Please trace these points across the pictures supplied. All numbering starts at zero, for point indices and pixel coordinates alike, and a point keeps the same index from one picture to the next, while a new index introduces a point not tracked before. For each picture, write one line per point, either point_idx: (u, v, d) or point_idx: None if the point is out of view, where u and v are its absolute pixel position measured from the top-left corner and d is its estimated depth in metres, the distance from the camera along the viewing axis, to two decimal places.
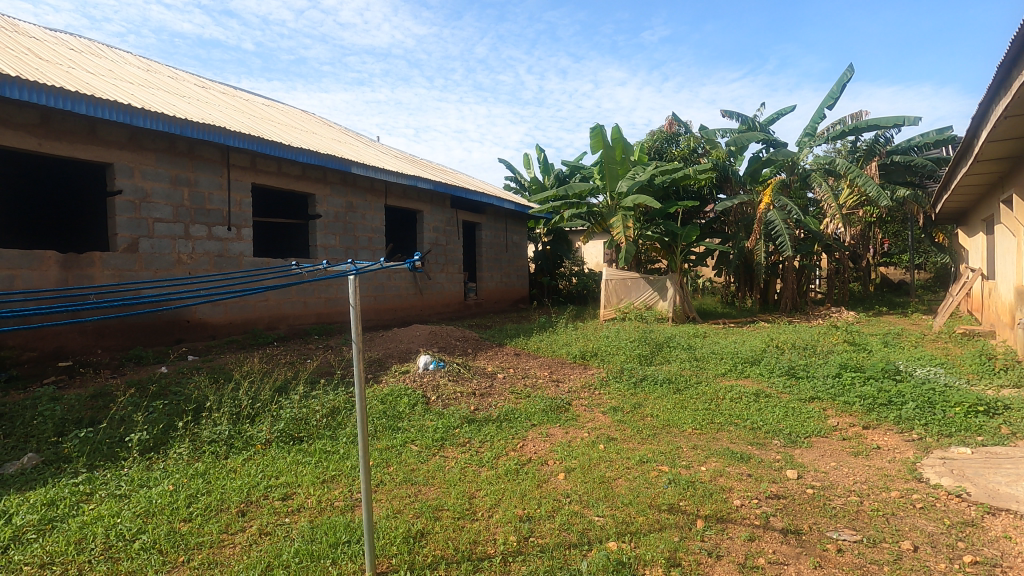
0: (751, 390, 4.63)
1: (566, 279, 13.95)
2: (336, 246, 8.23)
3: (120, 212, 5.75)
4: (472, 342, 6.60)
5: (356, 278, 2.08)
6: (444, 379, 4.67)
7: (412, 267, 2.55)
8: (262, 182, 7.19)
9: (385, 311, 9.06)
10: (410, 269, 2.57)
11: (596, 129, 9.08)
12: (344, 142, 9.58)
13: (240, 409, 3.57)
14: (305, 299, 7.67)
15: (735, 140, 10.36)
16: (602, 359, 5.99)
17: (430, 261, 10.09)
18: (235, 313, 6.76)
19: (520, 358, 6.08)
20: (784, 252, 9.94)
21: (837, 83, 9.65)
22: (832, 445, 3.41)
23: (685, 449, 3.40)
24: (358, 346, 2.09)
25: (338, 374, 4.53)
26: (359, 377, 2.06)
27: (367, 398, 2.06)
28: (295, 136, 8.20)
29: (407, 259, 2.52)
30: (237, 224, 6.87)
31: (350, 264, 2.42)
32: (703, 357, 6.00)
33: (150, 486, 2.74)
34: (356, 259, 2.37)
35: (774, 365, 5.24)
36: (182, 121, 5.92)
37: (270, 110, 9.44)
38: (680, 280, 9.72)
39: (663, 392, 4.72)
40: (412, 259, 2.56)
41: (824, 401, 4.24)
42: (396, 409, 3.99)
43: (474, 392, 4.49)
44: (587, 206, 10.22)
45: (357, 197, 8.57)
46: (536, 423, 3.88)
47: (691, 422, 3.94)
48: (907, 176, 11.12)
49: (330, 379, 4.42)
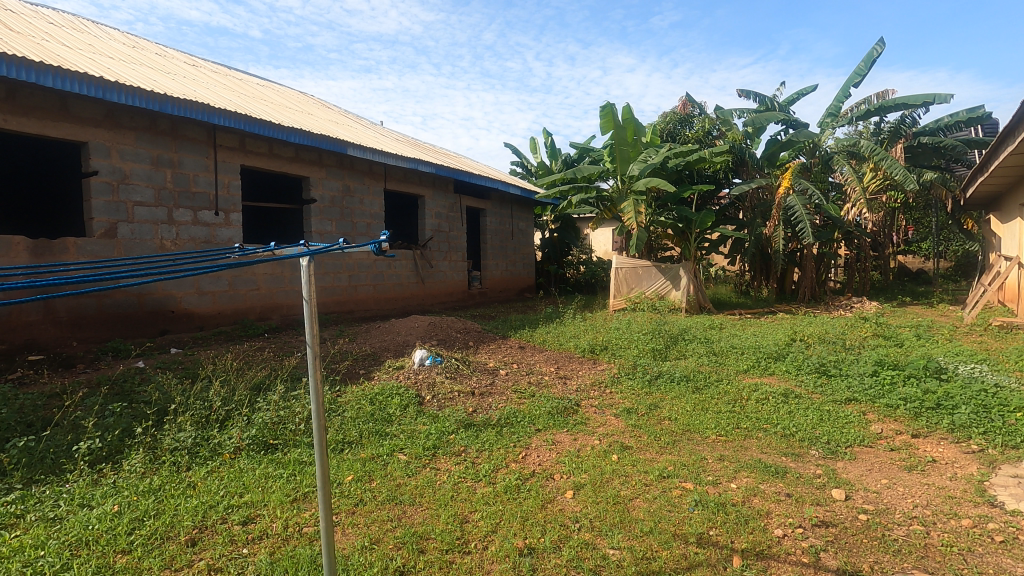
0: (779, 389, 4.19)
1: (574, 267, 13.50)
2: (332, 233, 7.83)
3: (95, 195, 5.35)
4: (474, 335, 6.21)
5: (310, 263, 1.62)
6: (441, 377, 4.28)
7: (380, 248, 2.14)
8: (252, 164, 6.78)
9: (385, 301, 8.70)
10: (376, 253, 2.11)
11: (607, 108, 8.57)
12: (342, 123, 9.14)
13: (209, 412, 3.19)
14: (300, 288, 7.32)
15: (752, 121, 9.82)
16: (613, 353, 5.57)
17: (432, 248, 9.68)
18: (224, 303, 6.42)
19: (525, 352, 5.68)
20: (806, 240, 9.41)
21: (865, 58, 9.10)
22: (879, 458, 2.98)
23: (711, 461, 2.98)
24: (313, 355, 1.61)
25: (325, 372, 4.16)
26: (315, 390, 1.61)
27: (324, 417, 1.63)
28: (288, 116, 7.77)
29: (372, 241, 2.07)
30: (225, 209, 6.47)
31: (303, 246, 1.95)
32: (723, 351, 5.56)
33: (93, 506, 2.37)
34: (307, 241, 1.90)
35: (802, 361, 4.80)
36: (160, 97, 5.50)
37: (264, 90, 9.02)
38: (694, 269, 9.25)
39: (682, 391, 4.30)
40: (379, 239, 2.12)
41: (863, 403, 3.80)
42: (385, 411, 3.60)
43: (474, 391, 4.10)
44: (596, 190, 9.75)
45: (355, 180, 8.15)
46: (540, 427, 3.47)
47: (715, 427, 3.53)
48: (935, 160, 10.53)
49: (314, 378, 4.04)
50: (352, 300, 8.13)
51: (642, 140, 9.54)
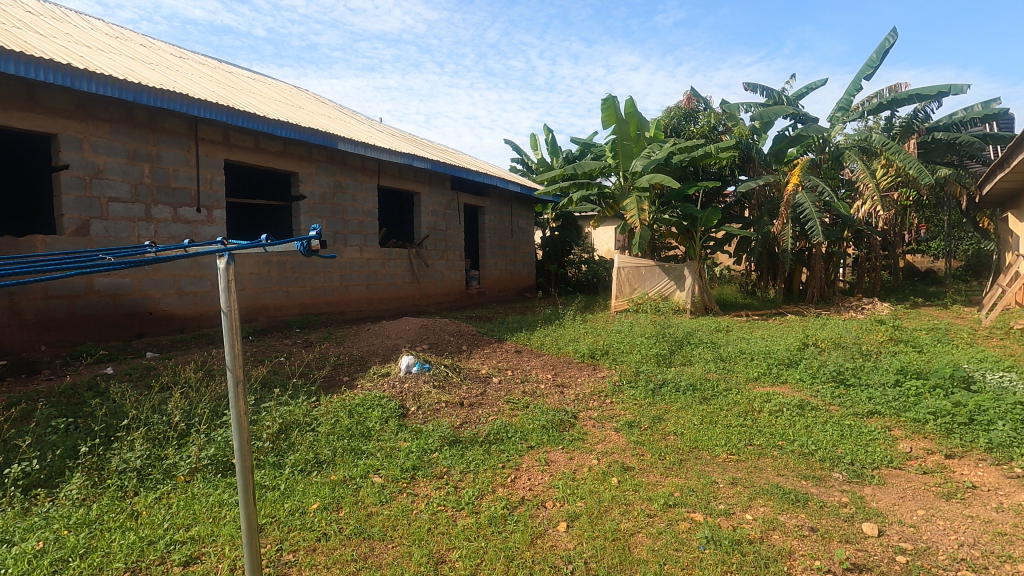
0: (794, 401, 3.87)
1: (575, 267, 13.18)
2: (323, 231, 7.52)
3: (66, 190, 5.06)
4: (468, 339, 5.92)
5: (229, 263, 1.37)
6: (428, 386, 3.97)
7: (309, 246, 1.93)
8: (236, 158, 6.48)
9: (378, 301, 8.42)
10: (303, 251, 1.88)
11: (609, 100, 8.23)
12: (334, 117, 8.83)
13: (167, 429, 2.90)
14: (288, 289, 7.05)
15: (760, 115, 9.48)
16: (614, 358, 5.25)
17: (428, 247, 9.37)
18: (207, 304, 6.14)
19: (521, 357, 5.38)
20: (815, 239, 9.07)
21: (877, 49, 8.79)
22: (911, 483, 2.65)
23: (723, 485, 2.66)
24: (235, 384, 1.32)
25: (302, 382, 3.86)
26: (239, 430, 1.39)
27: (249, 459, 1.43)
28: (276, 109, 7.46)
29: (299, 239, 1.88)
30: (208, 205, 6.17)
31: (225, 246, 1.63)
32: (731, 357, 5.23)
33: (15, 542, 2.07)
34: (226, 240, 1.60)
35: (817, 369, 4.47)
36: (135, 86, 5.19)
37: (254, 83, 8.73)
38: (699, 269, 8.93)
39: (688, 402, 3.98)
40: (309, 236, 1.91)
41: (886, 417, 3.48)
42: (364, 425, 3.29)
43: (462, 401, 3.79)
44: (598, 187, 9.43)
45: (347, 176, 7.85)
46: (533, 444, 3.15)
47: (726, 444, 3.21)
48: (948, 156, 10.19)
49: (288, 387, 3.74)
50: (344, 300, 7.85)
51: (645, 134, 9.21)
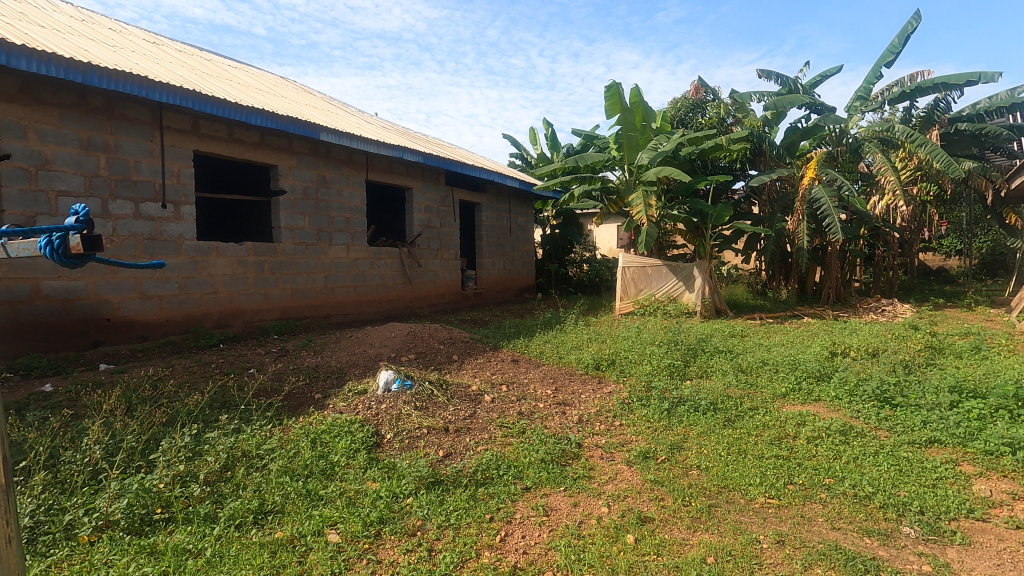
0: (834, 425, 3.33)
1: (577, 266, 12.66)
2: (305, 228, 6.97)
3: (8, 182, 4.52)
4: (460, 347, 5.39)
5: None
6: (409, 408, 3.42)
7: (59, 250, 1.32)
8: (208, 150, 5.93)
9: (367, 303, 7.89)
10: (57, 261, 1.30)
11: (613, 88, 7.67)
12: (321, 108, 8.28)
13: (79, 469, 2.37)
14: (266, 291, 6.52)
15: (774, 105, 8.93)
16: (622, 369, 4.71)
17: (421, 245, 8.83)
18: (173, 309, 5.61)
19: (518, 369, 4.84)
20: (833, 236, 8.50)
21: (899, 34, 8.21)
22: (1005, 545, 2.12)
23: (767, 546, 2.12)
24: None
25: (262, 405, 3.32)
26: None
27: None
28: (254, 97, 6.91)
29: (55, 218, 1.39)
30: (175, 200, 5.63)
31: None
32: (752, 368, 4.69)
33: None
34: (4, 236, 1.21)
35: (855, 385, 3.93)
36: (84, 67, 4.61)
37: (235, 71, 8.19)
38: (710, 268, 8.37)
39: (709, 425, 3.43)
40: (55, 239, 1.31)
41: (950, 447, 2.94)
42: (329, 459, 2.75)
43: (447, 426, 3.25)
44: (601, 181, 8.89)
45: (331, 170, 7.30)
46: (530, 485, 2.61)
47: (761, 482, 2.67)
48: (971, 149, 9.62)
49: (245, 411, 3.21)
50: (329, 303, 7.32)
51: (651, 125, 8.67)
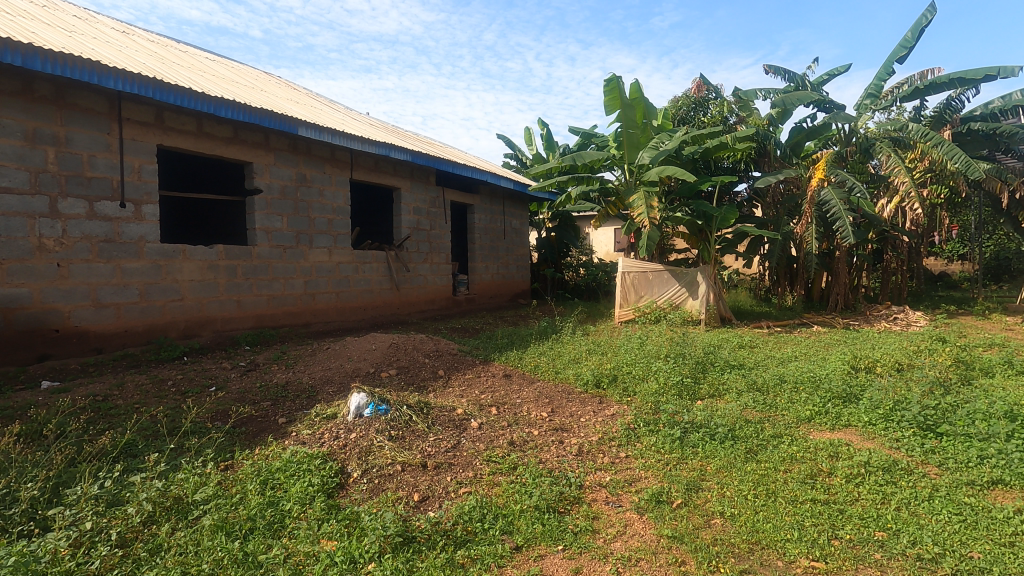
0: (876, 458, 2.88)
1: (573, 270, 12.22)
2: (283, 230, 6.48)
3: None
4: (446, 361, 4.92)
5: None
6: (382, 439, 2.95)
7: None
8: (174, 144, 5.45)
9: (350, 311, 7.42)
10: None
11: (614, 82, 7.23)
12: (303, 103, 7.80)
13: None
14: (239, 297, 6.03)
15: (781, 102, 8.52)
16: (625, 387, 4.26)
17: (410, 249, 8.36)
18: (134, 318, 5.12)
19: (510, 386, 4.39)
20: (844, 240, 8.07)
21: (913, 28, 7.81)
22: None
23: None
24: None
25: (206, 446, 2.85)
26: None
27: None
28: (229, 89, 6.43)
29: None
30: (135, 199, 5.14)
31: None
32: (770, 386, 4.24)
33: None
34: None
35: (890, 408, 3.48)
36: (27, 49, 4.12)
37: (211, 64, 7.70)
38: (714, 274, 7.94)
39: (729, 459, 2.97)
40: None
41: (1018, 492, 2.50)
42: (278, 510, 2.29)
43: (426, 462, 2.78)
44: (600, 182, 8.45)
45: (312, 168, 6.83)
46: (523, 543, 2.15)
47: (800, 537, 2.22)
48: (984, 151, 9.24)
49: (186, 450, 2.81)
50: (309, 310, 6.85)
51: (653, 123, 8.25)
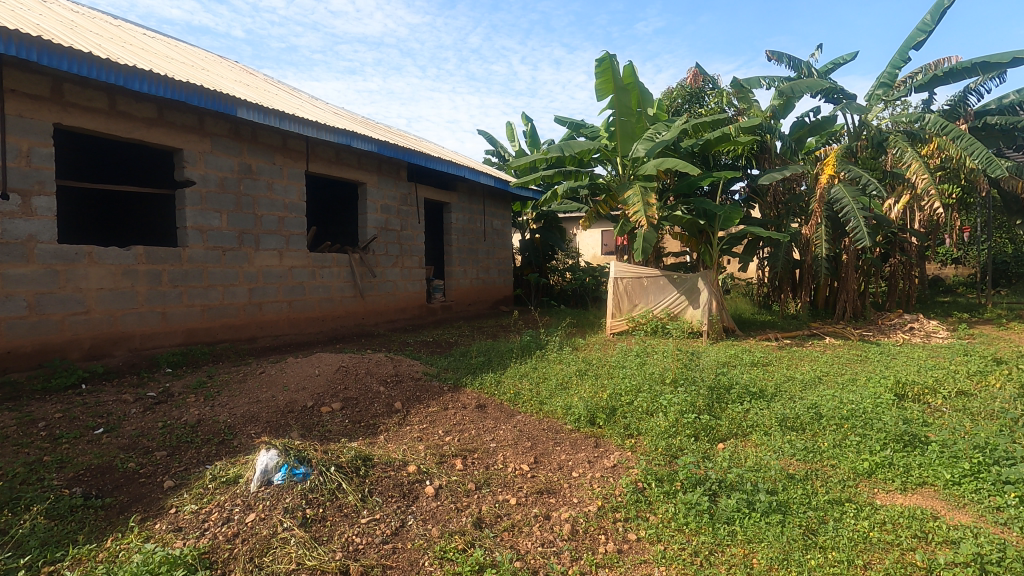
0: (993, 546, 2.04)
1: (558, 275, 11.39)
2: (222, 229, 5.53)
3: None
4: (407, 389, 4.02)
5: None
6: (290, 527, 2.06)
7: None
8: (78, 124, 4.49)
9: (305, 322, 6.49)
10: None
11: (607, 62, 6.41)
12: (254, 86, 6.85)
13: None
14: (164, 309, 5.07)
15: (787, 90, 7.77)
16: (626, 426, 3.40)
17: (377, 251, 7.43)
18: (21, 337, 4.15)
19: (484, 423, 3.49)
20: (857, 242, 7.33)
21: (934, 9, 7.11)
22: None
23: None
24: None
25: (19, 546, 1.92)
26: None
27: None
28: (158, 64, 5.47)
29: None
30: (24, 189, 4.17)
31: None
32: (805, 423, 3.40)
33: None
34: None
35: (977, 462, 2.65)
36: None
37: (149, 40, 6.74)
38: (716, 279, 7.12)
39: (784, 547, 2.12)
40: None
41: None
42: None
43: (347, 569, 1.88)
44: (590, 176, 7.59)
45: (259, 157, 5.88)
46: None
47: None
48: (1001, 147, 8.56)
49: None
50: (254, 322, 5.90)
51: (648, 110, 7.44)
